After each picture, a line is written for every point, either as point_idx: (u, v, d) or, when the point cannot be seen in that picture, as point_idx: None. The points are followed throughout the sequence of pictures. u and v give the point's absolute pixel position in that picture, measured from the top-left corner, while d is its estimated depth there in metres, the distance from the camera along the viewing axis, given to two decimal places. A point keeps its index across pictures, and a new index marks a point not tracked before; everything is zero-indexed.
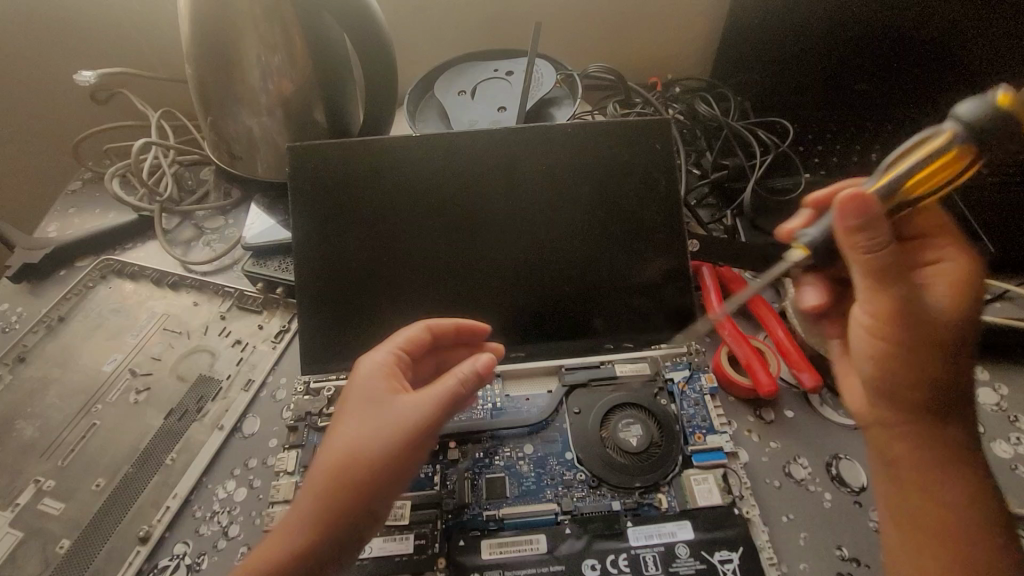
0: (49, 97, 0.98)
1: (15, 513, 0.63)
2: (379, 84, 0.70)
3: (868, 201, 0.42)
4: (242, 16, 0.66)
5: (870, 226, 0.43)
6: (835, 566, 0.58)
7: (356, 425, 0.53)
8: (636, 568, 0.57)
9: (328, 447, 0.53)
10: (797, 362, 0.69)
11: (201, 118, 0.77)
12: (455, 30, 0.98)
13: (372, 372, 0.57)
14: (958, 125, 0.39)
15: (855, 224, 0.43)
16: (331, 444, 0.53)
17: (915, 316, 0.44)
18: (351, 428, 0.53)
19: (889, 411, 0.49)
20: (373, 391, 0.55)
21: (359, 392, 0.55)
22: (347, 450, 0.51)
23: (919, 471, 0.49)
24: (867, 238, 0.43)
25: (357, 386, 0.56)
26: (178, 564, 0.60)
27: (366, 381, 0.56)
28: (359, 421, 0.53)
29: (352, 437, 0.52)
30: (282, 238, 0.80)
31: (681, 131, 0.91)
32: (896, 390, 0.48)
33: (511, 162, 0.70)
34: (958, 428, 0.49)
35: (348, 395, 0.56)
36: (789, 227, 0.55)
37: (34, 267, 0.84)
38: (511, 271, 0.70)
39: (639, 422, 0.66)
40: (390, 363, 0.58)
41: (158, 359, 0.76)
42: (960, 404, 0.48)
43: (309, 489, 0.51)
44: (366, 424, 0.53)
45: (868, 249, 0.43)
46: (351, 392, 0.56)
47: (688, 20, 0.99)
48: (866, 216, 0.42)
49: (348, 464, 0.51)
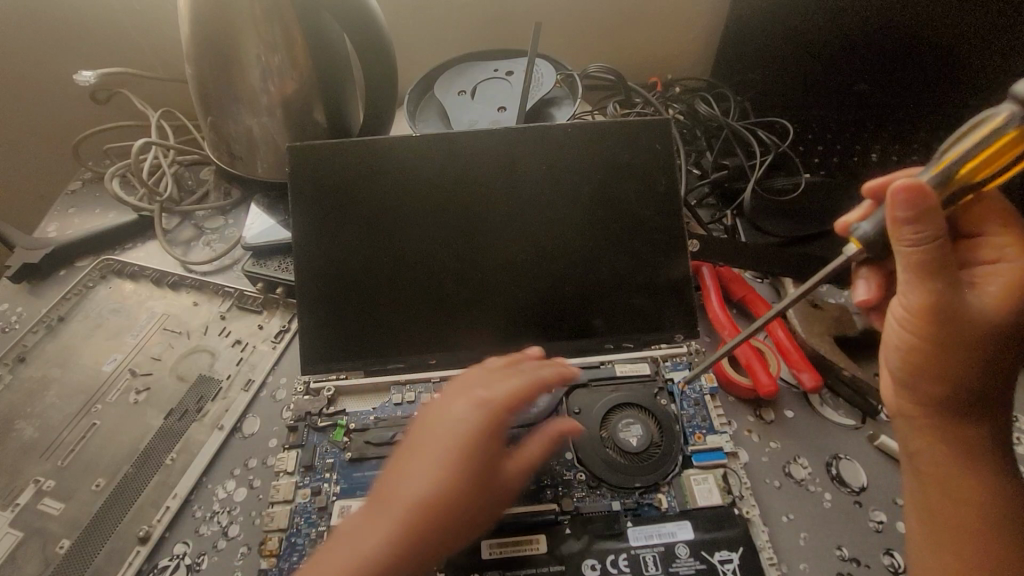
0: (49, 96, 0.98)
1: (15, 513, 0.63)
2: (380, 84, 0.70)
3: (922, 192, 0.42)
4: (242, 16, 0.66)
5: (923, 217, 0.42)
6: (836, 566, 0.59)
7: (461, 481, 0.48)
8: (636, 568, 0.57)
9: (421, 495, 0.47)
10: (797, 362, 0.69)
11: (201, 118, 0.77)
12: (455, 30, 0.98)
13: (487, 417, 0.51)
14: (1014, 106, 0.39)
15: (902, 216, 0.43)
16: (425, 492, 0.47)
17: (946, 315, 0.45)
18: (455, 483, 0.48)
19: (912, 400, 0.51)
20: (490, 446, 0.50)
21: (474, 441, 0.49)
22: (445, 508, 0.47)
23: (941, 467, 0.50)
24: (912, 232, 0.43)
25: (469, 431, 0.49)
26: (178, 564, 0.60)
27: (482, 428, 0.50)
28: (466, 477, 0.48)
29: (456, 495, 0.48)
30: (282, 238, 0.80)
31: (681, 131, 0.91)
32: (922, 382, 0.49)
33: (510, 162, 0.70)
34: (987, 425, 0.49)
35: (450, 434, 0.49)
36: (847, 220, 0.55)
37: (33, 266, 0.84)
38: (511, 271, 0.70)
39: (638, 422, 0.66)
40: (500, 406, 0.52)
41: (158, 359, 0.75)
42: (991, 401, 0.48)
43: (388, 530, 0.46)
44: (472, 483, 0.49)
45: (920, 242, 0.43)
46: (458, 434, 0.49)
47: (688, 20, 0.99)
48: (916, 208, 0.42)
49: (442, 522, 0.47)
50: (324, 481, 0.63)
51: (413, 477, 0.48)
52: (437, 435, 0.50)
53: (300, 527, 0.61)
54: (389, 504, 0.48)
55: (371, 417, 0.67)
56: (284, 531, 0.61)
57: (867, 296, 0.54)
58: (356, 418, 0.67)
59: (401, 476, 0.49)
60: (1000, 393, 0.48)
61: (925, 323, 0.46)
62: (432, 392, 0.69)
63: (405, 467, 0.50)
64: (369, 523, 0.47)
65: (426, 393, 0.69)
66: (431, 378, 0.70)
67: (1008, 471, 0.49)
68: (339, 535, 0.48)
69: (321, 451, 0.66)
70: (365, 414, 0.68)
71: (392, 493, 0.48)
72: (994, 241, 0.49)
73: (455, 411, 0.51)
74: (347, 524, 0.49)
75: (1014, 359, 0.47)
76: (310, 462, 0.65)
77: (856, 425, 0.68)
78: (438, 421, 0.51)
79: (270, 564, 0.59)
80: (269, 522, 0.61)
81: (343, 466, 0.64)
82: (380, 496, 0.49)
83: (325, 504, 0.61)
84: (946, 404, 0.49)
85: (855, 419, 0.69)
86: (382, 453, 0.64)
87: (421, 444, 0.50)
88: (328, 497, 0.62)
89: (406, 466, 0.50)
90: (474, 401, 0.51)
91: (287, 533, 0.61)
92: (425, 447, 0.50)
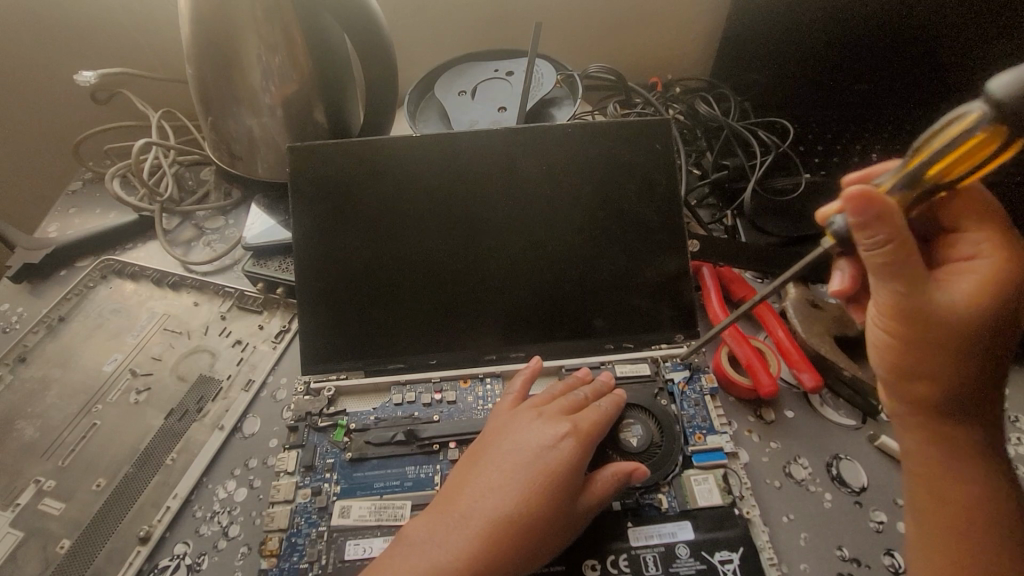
0: (48, 97, 0.98)
1: (15, 512, 0.63)
2: (380, 85, 0.70)
3: (873, 199, 0.42)
4: (242, 16, 0.65)
5: (882, 225, 0.42)
6: (836, 567, 0.58)
7: (539, 506, 0.53)
8: (636, 568, 0.57)
9: (505, 512, 0.52)
10: (797, 362, 0.69)
11: (201, 118, 0.77)
12: (454, 30, 0.98)
13: (564, 448, 0.56)
14: (986, 107, 0.38)
15: (855, 221, 0.43)
16: (507, 511, 0.52)
17: (919, 313, 0.45)
18: (535, 505, 0.53)
19: (899, 399, 0.51)
20: (561, 472, 0.55)
21: (553, 468, 0.55)
22: (525, 528, 0.52)
23: (931, 469, 0.50)
24: (870, 236, 0.43)
25: (541, 457, 0.55)
26: (178, 564, 0.60)
27: (560, 459, 0.55)
28: (545, 502, 0.53)
29: (538, 517, 0.52)
30: (282, 238, 0.80)
31: (681, 131, 0.91)
32: (904, 382, 0.49)
33: (509, 164, 0.70)
34: (976, 426, 0.49)
35: (531, 460, 0.55)
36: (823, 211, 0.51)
37: (33, 267, 0.84)
38: (512, 271, 0.70)
39: (639, 423, 0.65)
40: (568, 435, 0.57)
41: (158, 359, 0.76)
42: (979, 402, 0.48)
43: (466, 541, 0.51)
44: (550, 510, 0.53)
45: (883, 245, 0.43)
46: (538, 461, 0.55)
47: (689, 21, 0.99)
48: (866, 214, 0.42)
49: (521, 541, 0.52)
50: (324, 481, 0.63)
51: (495, 494, 0.53)
52: (519, 461, 0.55)
53: (301, 527, 0.61)
54: (466, 517, 0.53)
55: (371, 417, 0.67)
56: (285, 530, 0.60)
57: (843, 287, 0.53)
58: (356, 418, 0.67)
59: (476, 494, 0.54)
60: (987, 395, 0.48)
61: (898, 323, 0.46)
62: (431, 392, 0.69)
63: (481, 485, 0.55)
64: (441, 534, 0.52)
65: (426, 393, 0.69)
66: (432, 378, 0.70)
67: (1001, 473, 0.49)
68: (405, 540, 0.53)
69: (322, 451, 0.65)
70: (365, 414, 0.68)
71: (470, 507, 0.53)
72: (971, 236, 0.48)
73: (534, 438, 0.56)
74: (413, 532, 0.53)
75: (997, 359, 0.47)
76: (310, 462, 0.64)
77: (856, 425, 0.68)
78: (517, 447, 0.56)
79: (270, 564, 0.59)
80: (269, 522, 0.61)
81: (343, 466, 0.64)
82: (455, 509, 0.53)
83: (325, 504, 0.61)
84: (930, 406, 0.49)
85: (855, 419, 0.69)
86: (382, 453, 0.64)
87: (503, 467, 0.55)
88: (329, 497, 0.62)
89: (482, 484, 0.55)
90: (553, 432, 0.57)
91: (287, 533, 0.60)
92: (506, 470, 0.55)
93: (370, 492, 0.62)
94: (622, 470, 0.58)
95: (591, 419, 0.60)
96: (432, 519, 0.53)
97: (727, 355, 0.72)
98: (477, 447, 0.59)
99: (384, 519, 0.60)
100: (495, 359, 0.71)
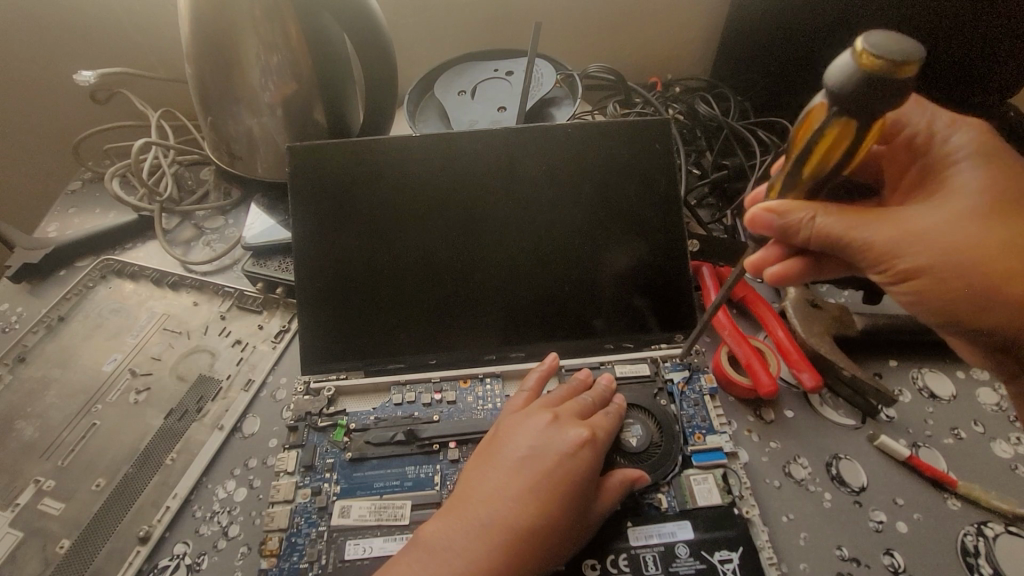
0: (46, 97, 0.98)
1: (15, 513, 0.63)
2: (380, 84, 0.70)
3: (769, 217, 0.46)
4: (241, 16, 0.65)
5: (794, 215, 0.45)
6: (836, 566, 0.59)
7: (555, 514, 0.53)
8: (636, 568, 0.57)
9: (521, 520, 0.52)
10: (797, 362, 0.69)
11: (201, 117, 0.76)
12: (453, 30, 0.97)
13: (580, 456, 0.56)
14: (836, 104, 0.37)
15: (775, 225, 0.46)
16: (524, 518, 0.52)
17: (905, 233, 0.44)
18: (550, 515, 0.53)
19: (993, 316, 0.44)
20: (577, 479, 0.55)
21: (569, 475, 0.55)
22: (541, 538, 0.52)
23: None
24: (802, 218, 0.45)
25: (558, 465, 0.55)
26: (178, 564, 0.60)
27: (577, 467, 0.55)
28: (559, 510, 0.53)
29: (553, 526, 0.53)
30: (281, 237, 0.80)
31: (681, 131, 0.91)
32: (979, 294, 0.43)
33: (510, 164, 0.70)
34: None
35: (548, 467, 0.55)
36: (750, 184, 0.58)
37: (33, 266, 0.83)
38: (511, 269, 0.70)
39: (639, 423, 0.65)
40: (584, 445, 0.57)
41: (158, 359, 0.76)
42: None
43: (484, 548, 0.51)
44: (563, 518, 0.53)
45: (809, 230, 0.45)
46: (555, 468, 0.55)
47: (688, 21, 0.99)
48: (775, 227, 0.46)
49: (536, 549, 0.52)
50: (324, 481, 0.63)
51: (510, 501, 0.53)
52: (535, 468, 0.55)
53: (301, 527, 0.61)
54: (482, 523, 0.53)
55: (371, 417, 0.67)
56: (285, 530, 0.60)
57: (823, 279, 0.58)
58: (356, 418, 0.67)
59: (493, 499, 0.54)
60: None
61: (907, 258, 0.44)
62: (431, 392, 0.69)
63: (496, 491, 0.54)
64: (460, 540, 0.52)
65: (425, 393, 0.69)
66: (431, 378, 0.70)
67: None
68: (421, 543, 0.53)
69: (322, 451, 0.65)
70: (365, 414, 0.68)
71: (484, 514, 0.53)
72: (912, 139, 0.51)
73: (552, 445, 0.56)
74: (427, 536, 0.53)
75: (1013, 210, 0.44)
76: (310, 462, 0.64)
77: (855, 425, 0.68)
78: (532, 453, 0.56)
79: (270, 564, 0.59)
80: (269, 522, 0.61)
81: (343, 466, 0.64)
82: (471, 515, 0.53)
83: (325, 504, 0.61)
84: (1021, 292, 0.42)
85: (855, 419, 0.69)
86: (382, 453, 0.64)
87: (518, 471, 0.55)
88: (329, 497, 0.62)
89: (497, 490, 0.54)
90: (569, 440, 0.57)
91: (287, 533, 0.60)
92: (522, 475, 0.55)
93: (370, 492, 0.62)
94: (628, 477, 0.59)
95: (604, 427, 0.60)
96: (448, 523, 0.53)
97: (727, 355, 0.71)
98: (489, 448, 0.59)
99: (384, 519, 0.60)
100: (495, 359, 0.71)
